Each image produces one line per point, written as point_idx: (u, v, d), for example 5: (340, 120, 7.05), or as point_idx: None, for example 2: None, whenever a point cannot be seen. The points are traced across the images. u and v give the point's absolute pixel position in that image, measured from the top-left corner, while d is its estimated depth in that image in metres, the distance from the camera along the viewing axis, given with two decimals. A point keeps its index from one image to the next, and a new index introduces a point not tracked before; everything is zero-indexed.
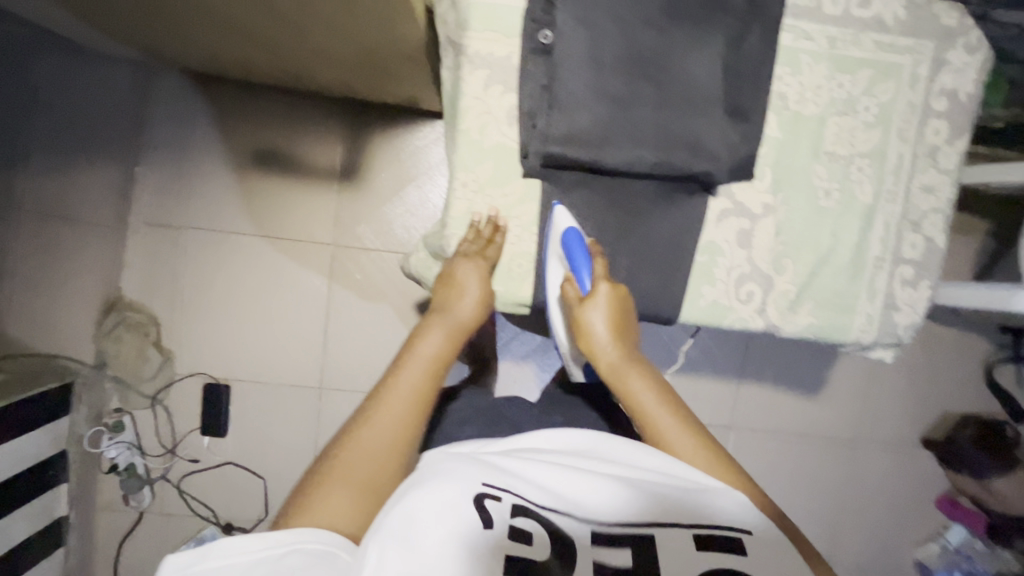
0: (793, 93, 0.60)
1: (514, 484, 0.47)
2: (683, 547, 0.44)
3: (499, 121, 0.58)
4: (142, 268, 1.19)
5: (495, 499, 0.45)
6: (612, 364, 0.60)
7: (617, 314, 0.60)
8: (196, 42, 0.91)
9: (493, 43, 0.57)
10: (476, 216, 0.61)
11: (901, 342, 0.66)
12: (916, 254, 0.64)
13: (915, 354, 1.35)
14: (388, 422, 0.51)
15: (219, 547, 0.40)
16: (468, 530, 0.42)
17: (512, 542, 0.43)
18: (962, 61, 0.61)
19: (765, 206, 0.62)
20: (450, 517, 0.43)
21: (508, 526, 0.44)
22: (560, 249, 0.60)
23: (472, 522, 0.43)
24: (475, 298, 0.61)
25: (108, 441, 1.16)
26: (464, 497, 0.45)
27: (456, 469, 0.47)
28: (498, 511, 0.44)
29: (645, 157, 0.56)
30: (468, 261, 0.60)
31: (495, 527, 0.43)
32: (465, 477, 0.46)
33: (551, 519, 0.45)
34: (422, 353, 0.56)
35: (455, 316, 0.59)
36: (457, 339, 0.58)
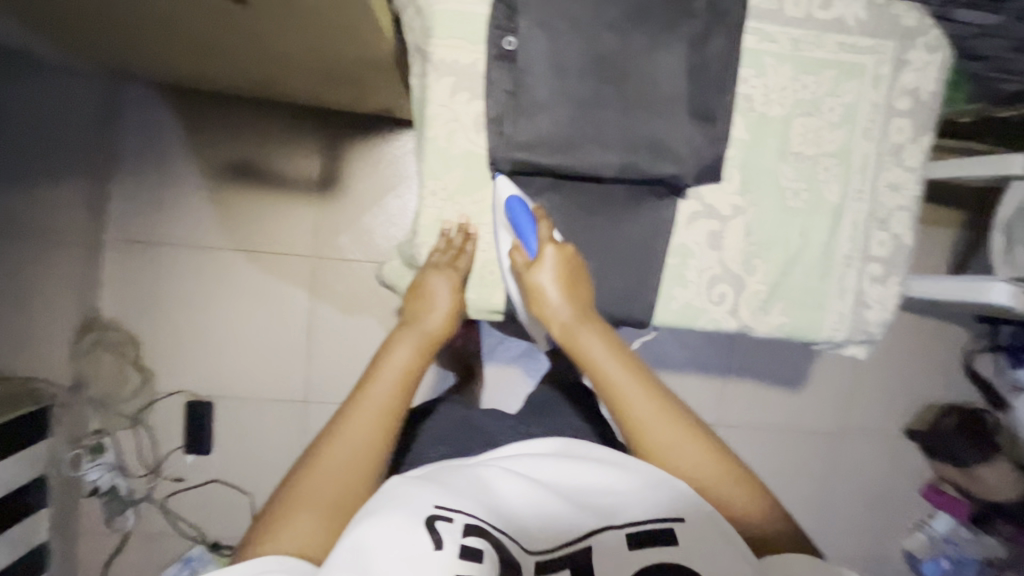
0: (758, 95, 0.61)
1: (465, 502, 0.48)
2: (630, 550, 0.46)
3: (467, 129, 0.59)
4: (119, 285, 1.18)
5: (445, 520, 0.46)
6: (566, 327, 0.58)
7: (566, 277, 0.58)
8: (164, 55, 0.90)
9: (459, 52, 0.57)
10: (447, 225, 0.62)
11: (873, 339, 0.68)
12: (885, 252, 0.66)
13: (896, 346, 1.37)
14: (354, 441, 0.51)
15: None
16: (418, 555, 0.44)
17: (462, 561, 0.44)
18: (922, 60, 0.62)
19: (734, 207, 0.62)
20: (401, 542, 0.44)
21: (458, 546, 0.44)
22: (506, 219, 0.60)
23: (422, 546, 0.44)
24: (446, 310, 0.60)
25: (89, 463, 1.14)
26: (416, 520, 0.46)
27: (409, 492, 0.48)
28: (448, 532, 0.45)
29: (611, 161, 0.57)
30: (438, 271, 0.61)
31: (445, 546, 0.44)
32: (416, 502, 0.47)
33: (500, 537, 0.46)
34: (390, 367, 0.55)
35: (426, 327, 0.58)
36: (428, 351, 0.57)
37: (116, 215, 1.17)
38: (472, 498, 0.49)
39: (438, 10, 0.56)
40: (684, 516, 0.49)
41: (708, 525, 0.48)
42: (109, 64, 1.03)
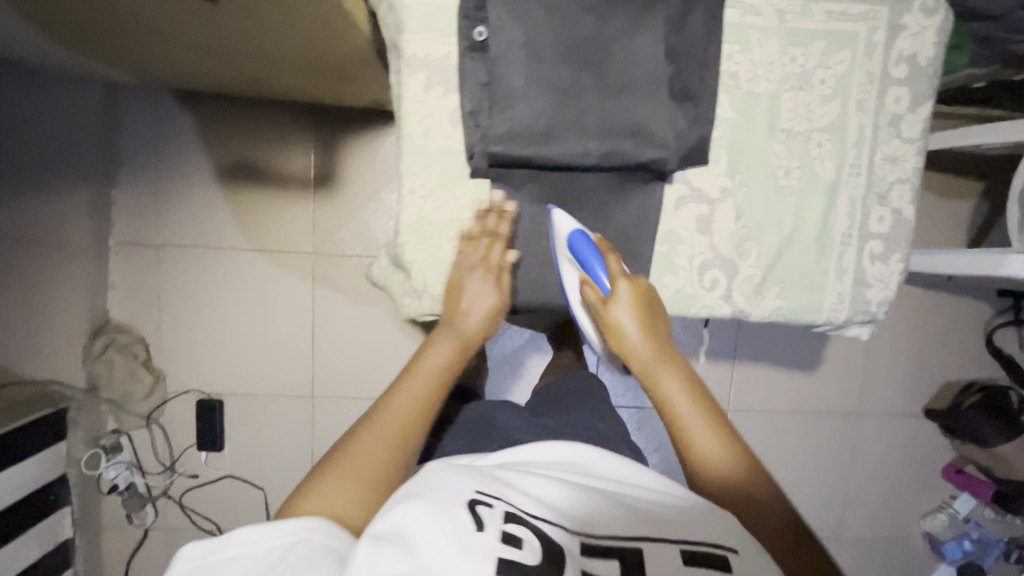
0: (744, 71, 0.58)
1: (506, 493, 0.48)
2: (684, 562, 0.45)
3: (443, 123, 0.57)
4: (127, 289, 1.20)
5: (486, 506, 0.46)
6: (645, 366, 0.57)
7: (644, 314, 0.57)
8: (152, 58, 0.90)
9: (431, 45, 0.56)
10: (485, 203, 0.59)
11: (876, 319, 0.64)
12: (884, 228, 0.62)
13: (912, 325, 1.32)
14: (390, 427, 0.51)
15: (234, 537, 0.42)
16: (460, 531, 0.43)
17: (504, 545, 0.43)
18: (920, 24, 0.58)
19: (723, 190, 0.60)
20: (443, 517, 0.43)
21: (501, 531, 0.44)
22: (568, 252, 0.59)
23: (464, 525, 0.43)
24: (483, 308, 0.58)
25: (106, 462, 1.17)
26: (458, 502, 0.45)
27: (450, 478, 0.48)
28: (489, 517, 0.45)
29: (590, 149, 0.55)
30: (473, 256, 0.59)
31: (486, 529, 0.44)
32: (459, 486, 0.47)
33: (540, 526, 0.46)
34: (432, 361, 0.55)
35: (464, 327, 0.57)
36: (465, 352, 0.57)
37: (120, 219, 1.19)
38: (514, 491, 0.48)
39: (407, 2, 0.55)
40: (738, 548, 0.47)
41: (762, 560, 0.46)
42: (102, 71, 1.04)
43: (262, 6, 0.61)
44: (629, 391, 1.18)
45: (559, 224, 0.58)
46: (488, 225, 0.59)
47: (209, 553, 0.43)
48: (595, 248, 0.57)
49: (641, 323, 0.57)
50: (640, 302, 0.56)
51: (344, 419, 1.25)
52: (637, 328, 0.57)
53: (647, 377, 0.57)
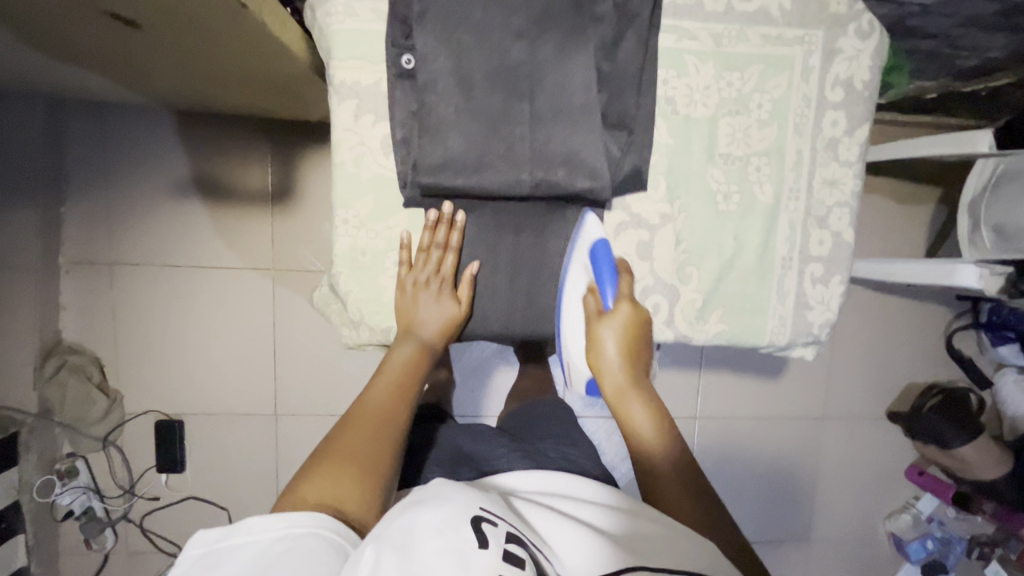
0: (680, 96, 0.58)
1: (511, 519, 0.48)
2: None
3: (375, 152, 0.56)
4: (79, 309, 1.17)
5: (491, 525, 0.46)
6: (619, 389, 0.59)
7: (629, 341, 0.58)
8: (92, 75, 0.88)
9: (360, 72, 0.54)
10: (432, 212, 0.58)
11: (819, 340, 0.64)
12: (825, 251, 0.62)
13: (875, 329, 1.34)
14: (370, 420, 0.53)
15: (245, 525, 0.44)
16: (463, 547, 0.42)
17: (505, 562, 0.42)
18: (854, 47, 0.58)
19: (662, 215, 0.59)
20: (449, 529, 0.44)
21: (503, 550, 0.43)
22: (586, 260, 0.59)
23: (468, 540, 0.43)
24: (437, 315, 0.60)
25: (61, 488, 1.15)
26: (464, 517, 0.45)
27: (457, 497, 0.48)
28: (493, 534, 0.44)
29: (523, 179, 0.54)
30: (429, 269, 0.59)
31: (489, 545, 0.43)
32: (466, 504, 0.47)
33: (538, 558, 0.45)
34: (394, 362, 0.58)
35: (423, 332, 0.60)
36: (426, 355, 0.60)
37: (70, 238, 1.15)
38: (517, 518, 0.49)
39: (333, 29, 0.53)
40: None
41: None
42: (43, 87, 1.01)
43: (187, 29, 0.59)
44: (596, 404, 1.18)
45: (585, 234, 0.58)
46: (440, 233, 0.59)
47: (222, 540, 0.44)
48: (614, 267, 0.58)
49: (625, 349, 0.58)
50: (632, 328, 0.58)
51: (309, 436, 1.23)
52: (622, 352, 0.58)
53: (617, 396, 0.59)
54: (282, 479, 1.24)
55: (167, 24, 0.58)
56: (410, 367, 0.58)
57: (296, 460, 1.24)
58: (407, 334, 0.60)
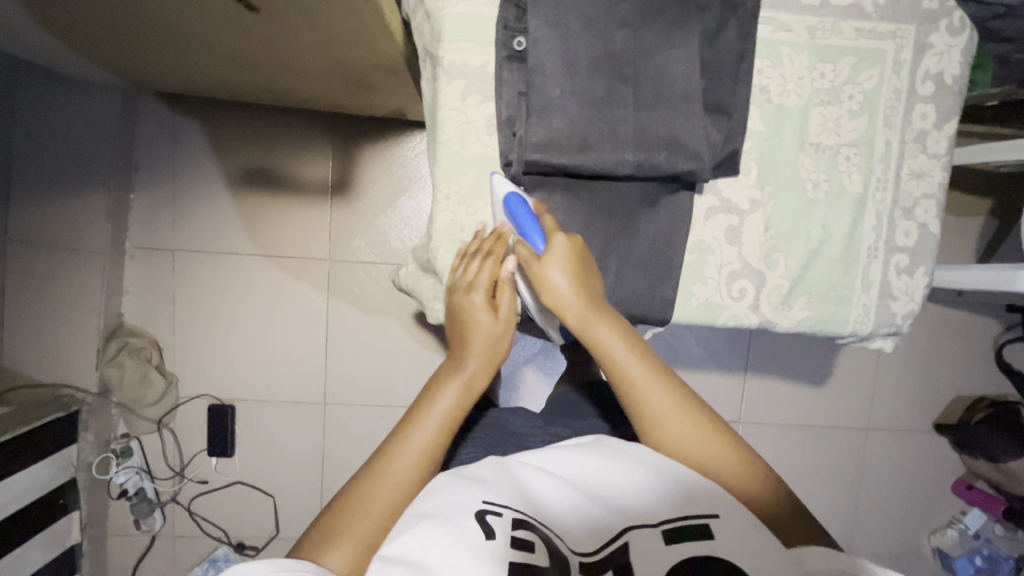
0: (774, 85, 0.59)
1: (513, 500, 0.49)
2: (670, 542, 0.46)
3: (479, 132, 0.58)
4: (141, 292, 1.20)
5: (496, 515, 0.47)
6: (580, 317, 0.55)
7: (576, 269, 0.55)
8: (183, 66, 0.92)
9: (469, 55, 0.57)
10: (483, 226, 0.60)
11: (900, 331, 0.65)
12: (910, 242, 0.63)
13: (922, 338, 1.33)
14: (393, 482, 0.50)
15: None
16: (472, 543, 0.44)
17: (516, 551, 0.44)
18: (946, 42, 0.60)
19: (752, 201, 0.61)
20: (456, 534, 0.44)
21: (510, 537, 0.45)
22: (504, 214, 0.58)
23: (473, 535, 0.44)
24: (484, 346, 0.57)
25: (117, 466, 1.18)
26: (467, 514, 0.46)
27: (454, 490, 0.49)
28: (500, 525, 0.45)
29: (626, 159, 0.55)
30: (475, 289, 0.58)
31: (497, 537, 0.45)
32: (465, 496, 0.48)
33: (546, 533, 0.46)
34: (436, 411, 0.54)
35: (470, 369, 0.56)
36: (471, 396, 0.55)
37: (138, 223, 1.19)
38: (517, 495, 0.49)
39: (447, 14, 0.56)
40: (720, 513, 0.49)
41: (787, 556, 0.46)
42: (127, 76, 1.05)
43: (301, 13, 0.63)
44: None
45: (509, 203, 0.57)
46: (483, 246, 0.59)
47: None
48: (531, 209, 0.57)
49: (575, 282, 0.55)
50: (574, 258, 0.55)
51: (357, 425, 1.25)
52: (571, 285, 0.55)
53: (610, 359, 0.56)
54: (328, 468, 1.25)
55: (283, 6, 0.61)
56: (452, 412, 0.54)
57: (342, 449, 1.25)
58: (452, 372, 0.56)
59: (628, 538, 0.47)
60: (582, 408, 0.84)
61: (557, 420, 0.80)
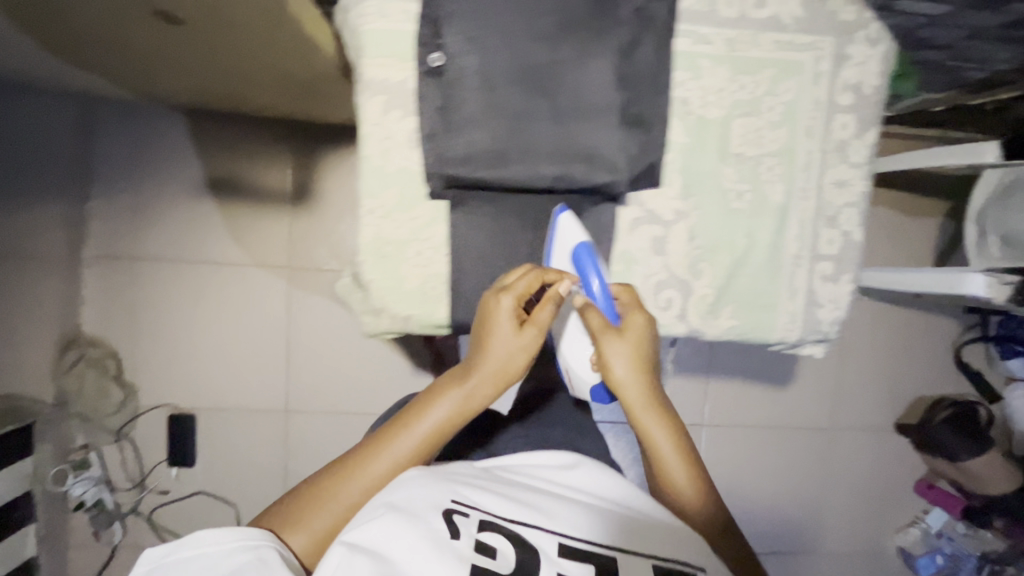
0: (695, 97, 0.60)
1: (482, 502, 0.52)
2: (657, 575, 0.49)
3: (401, 146, 0.58)
4: (99, 302, 1.19)
5: (462, 515, 0.50)
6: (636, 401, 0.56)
7: (639, 354, 0.55)
8: (132, 75, 0.92)
9: (389, 70, 0.57)
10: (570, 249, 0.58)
11: (828, 338, 0.66)
12: (834, 250, 0.64)
13: (883, 339, 1.35)
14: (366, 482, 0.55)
15: (191, 539, 0.50)
16: (436, 538, 0.47)
17: (477, 553, 0.47)
18: (863, 54, 0.61)
19: (676, 212, 0.61)
20: (424, 529, 0.47)
21: (474, 539, 0.48)
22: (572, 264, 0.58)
23: (440, 532, 0.48)
24: (496, 366, 0.56)
25: (73, 479, 1.14)
26: (434, 511, 0.49)
27: (427, 485, 0.51)
28: (465, 526, 0.49)
29: (543, 172, 0.56)
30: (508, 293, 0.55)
31: (461, 538, 0.48)
32: (438, 492, 0.51)
33: (517, 530, 0.50)
34: (427, 420, 0.56)
35: (473, 382, 0.56)
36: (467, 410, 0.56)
37: (95, 232, 1.18)
38: (491, 500, 0.52)
39: (365, 29, 0.56)
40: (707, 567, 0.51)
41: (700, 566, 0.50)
42: (77, 84, 1.04)
43: (228, 25, 0.63)
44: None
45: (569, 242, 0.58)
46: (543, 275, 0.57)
47: (174, 552, 0.50)
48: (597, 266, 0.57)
49: (637, 367, 0.55)
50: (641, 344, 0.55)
51: (320, 432, 1.24)
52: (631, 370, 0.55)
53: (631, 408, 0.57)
54: (291, 475, 1.25)
55: (208, 18, 0.61)
56: (442, 419, 0.56)
57: (305, 456, 1.25)
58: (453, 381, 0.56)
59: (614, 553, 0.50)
60: (529, 417, 0.84)
61: (501, 429, 0.81)
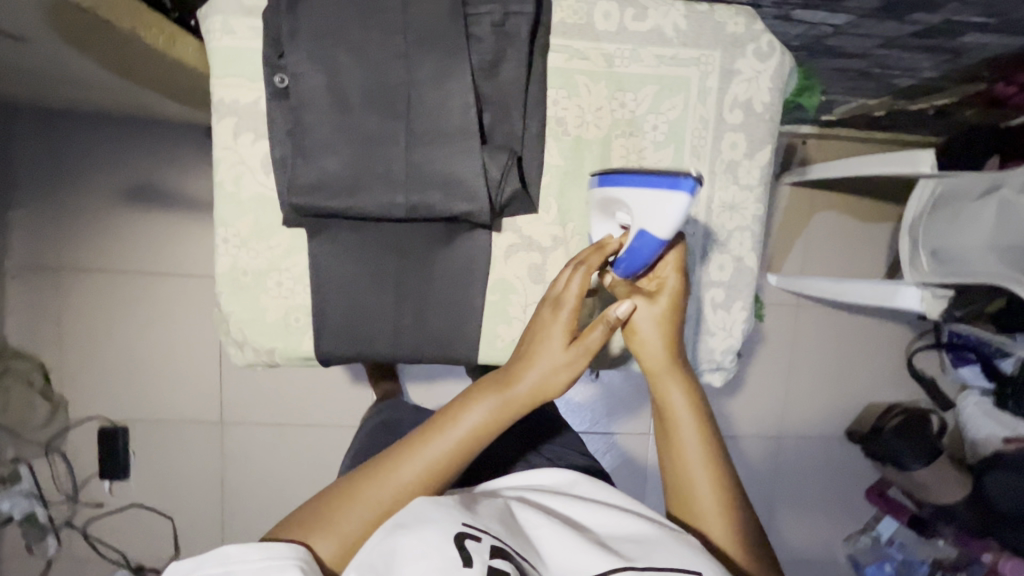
0: (571, 117, 0.56)
1: (492, 526, 0.45)
2: None
3: (255, 171, 0.55)
4: (26, 313, 1.16)
5: (474, 540, 0.43)
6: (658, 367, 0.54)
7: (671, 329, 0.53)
8: (40, 81, 0.91)
9: (239, 90, 0.53)
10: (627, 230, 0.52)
11: (724, 367, 0.63)
12: (725, 276, 0.60)
13: (833, 346, 1.32)
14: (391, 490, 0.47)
15: (220, 553, 0.44)
16: (446, 569, 0.40)
17: None
18: (753, 69, 0.57)
19: (554, 238, 0.58)
20: (431, 556, 0.41)
21: (487, 566, 0.41)
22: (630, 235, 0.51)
23: (451, 561, 0.41)
24: (543, 374, 0.50)
25: (3, 492, 1.15)
26: (443, 536, 0.42)
27: (438, 508, 0.45)
28: (477, 551, 0.42)
29: (397, 201, 0.53)
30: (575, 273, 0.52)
31: (473, 565, 0.41)
32: (447, 513, 0.44)
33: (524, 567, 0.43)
34: (462, 426, 0.49)
35: (515, 391, 0.50)
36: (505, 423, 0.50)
37: (18, 242, 1.15)
38: (498, 524, 0.45)
39: (210, 46, 0.53)
40: None
41: None
42: None
43: (80, 42, 0.59)
44: (571, 420, 1.26)
45: (662, 202, 0.48)
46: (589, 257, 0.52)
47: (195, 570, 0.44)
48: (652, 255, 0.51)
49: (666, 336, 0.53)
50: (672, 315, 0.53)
51: (256, 445, 1.22)
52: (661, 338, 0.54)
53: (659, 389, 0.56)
54: (228, 488, 1.23)
55: (57, 35, 0.58)
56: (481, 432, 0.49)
57: (241, 468, 1.23)
58: (493, 388, 0.50)
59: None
60: None
61: None
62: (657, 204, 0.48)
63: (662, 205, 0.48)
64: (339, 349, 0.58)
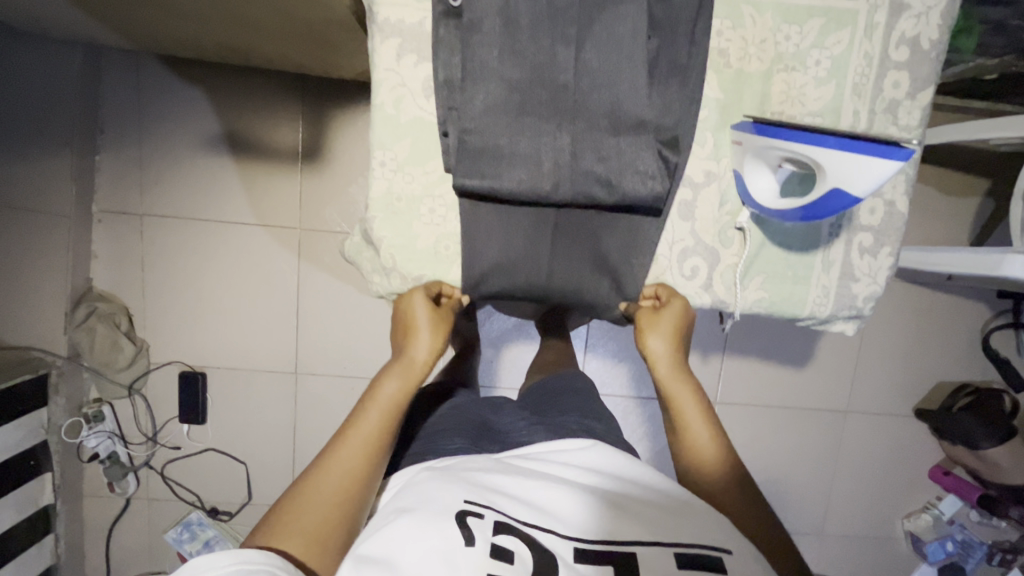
0: (734, 48, 0.65)
1: (496, 501, 0.52)
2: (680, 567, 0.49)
3: (415, 95, 0.64)
4: (111, 258, 1.18)
5: (477, 516, 0.50)
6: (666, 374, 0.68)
7: (672, 334, 0.69)
8: (150, 27, 0.92)
9: (404, 10, 0.62)
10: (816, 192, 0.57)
11: (860, 314, 0.72)
12: (874, 220, 0.69)
13: (911, 322, 1.29)
14: (351, 469, 0.54)
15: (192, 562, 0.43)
16: (450, 547, 0.46)
17: (494, 561, 0.46)
18: (923, 5, 0.63)
19: (708, 173, 0.67)
20: (434, 535, 0.47)
21: (490, 544, 0.47)
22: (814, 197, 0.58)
23: (455, 540, 0.47)
24: (428, 346, 0.66)
25: (88, 431, 1.18)
26: (448, 516, 0.49)
27: (437, 488, 0.53)
28: (480, 530, 0.49)
29: (563, 124, 0.61)
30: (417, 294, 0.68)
31: (476, 543, 0.47)
32: (449, 499, 0.51)
33: (530, 532, 0.50)
34: (385, 395, 0.61)
35: (411, 363, 0.64)
36: (413, 386, 0.63)
37: (103, 187, 1.16)
38: (501, 499, 0.53)
39: None
40: (732, 549, 0.51)
41: (713, 529, 0.53)
42: (83, 31, 1.00)
43: None
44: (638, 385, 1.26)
45: (851, 165, 0.52)
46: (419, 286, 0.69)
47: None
48: (827, 211, 0.58)
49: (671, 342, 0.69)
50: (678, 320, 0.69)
51: (327, 396, 1.24)
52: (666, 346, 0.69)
53: (665, 380, 0.68)
54: (299, 437, 1.25)
55: None
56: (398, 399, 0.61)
57: (312, 419, 1.25)
58: (397, 367, 0.64)
59: (634, 550, 0.50)
60: (552, 403, 0.84)
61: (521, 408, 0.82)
62: (852, 166, 0.52)
63: (865, 169, 0.52)
64: (502, 283, 0.70)
